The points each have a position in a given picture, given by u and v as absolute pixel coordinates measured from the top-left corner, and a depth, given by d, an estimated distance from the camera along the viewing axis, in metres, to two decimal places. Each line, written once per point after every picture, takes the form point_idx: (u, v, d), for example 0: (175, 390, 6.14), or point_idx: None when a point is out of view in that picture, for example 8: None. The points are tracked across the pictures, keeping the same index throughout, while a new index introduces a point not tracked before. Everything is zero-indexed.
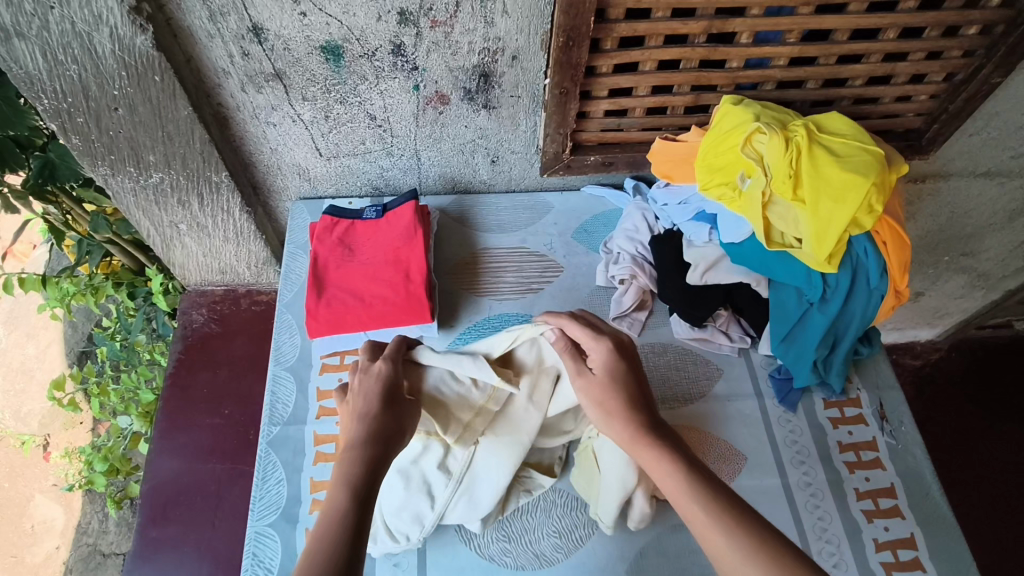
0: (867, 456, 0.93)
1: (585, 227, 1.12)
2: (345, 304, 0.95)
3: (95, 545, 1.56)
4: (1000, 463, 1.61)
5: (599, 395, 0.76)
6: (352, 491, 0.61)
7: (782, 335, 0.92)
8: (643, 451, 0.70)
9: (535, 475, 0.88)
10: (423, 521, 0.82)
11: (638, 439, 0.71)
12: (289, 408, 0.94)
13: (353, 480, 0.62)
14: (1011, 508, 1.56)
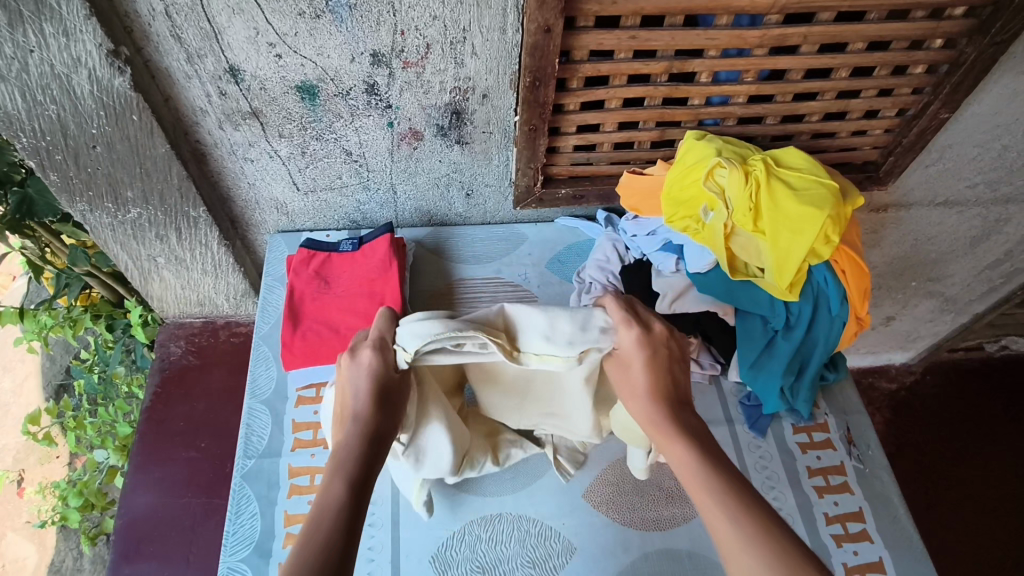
0: (835, 480, 0.96)
1: (559, 257, 1.15)
2: (320, 336, 0.97)
3: None
4: (977, 485, 1.63)
5: (636, 365, 0.75)
6: (348, 483, 0.62)
7: (750, 362, 0.94)
8: (665, 426, 0.71)
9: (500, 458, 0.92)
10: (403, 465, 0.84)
11: (665, 418, 0.72)
12: (263, 441, 0.95)
13: (349, 468, 0.64)
14: (989, 531, 1.57)
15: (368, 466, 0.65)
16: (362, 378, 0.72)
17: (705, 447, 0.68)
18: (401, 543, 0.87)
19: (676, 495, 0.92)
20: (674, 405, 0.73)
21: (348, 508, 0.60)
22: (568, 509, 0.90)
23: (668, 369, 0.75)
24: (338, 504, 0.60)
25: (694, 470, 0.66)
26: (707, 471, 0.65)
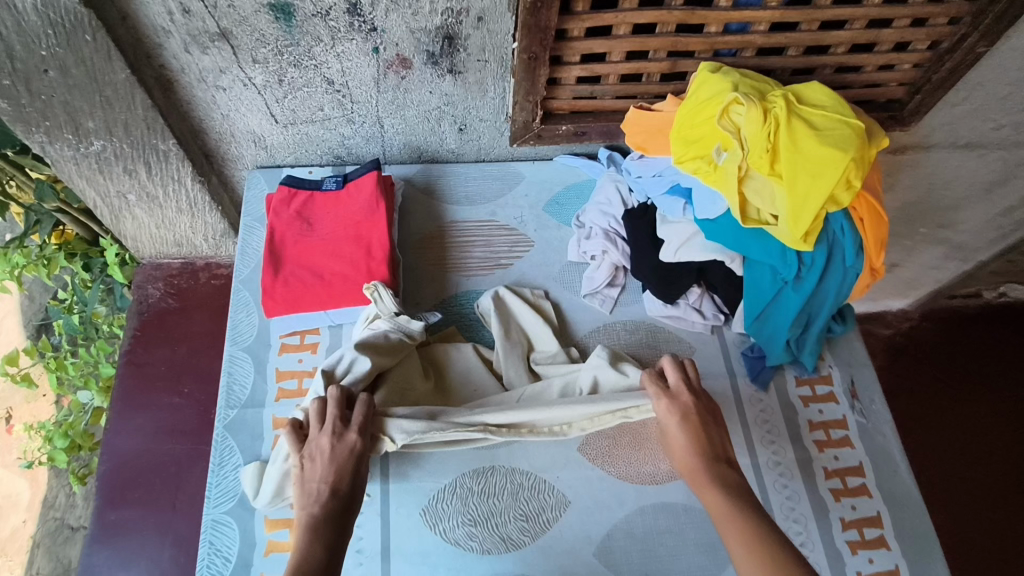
0: (836, 434, 0.93)
1: (557, 199, 1.08)
2: (302, 282, 0.91)
3: (62, 519, 1.53)
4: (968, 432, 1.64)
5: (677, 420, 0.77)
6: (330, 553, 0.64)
7: (754, 314, 0.90)
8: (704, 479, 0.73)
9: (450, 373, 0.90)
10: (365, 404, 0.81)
11: (705, 471, 0.74)
12: (246, 391, 0.91)
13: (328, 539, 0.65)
14: (977, 476, 1.59)
15: (336, 536, 0.66)
16: (337, 458, 0.71)
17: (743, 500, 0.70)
18: (390, 496, 0.84)
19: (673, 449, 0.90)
20: (711, 457, 0.75)
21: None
22: (562, 462, 0.88)
23: (709, 426, 0.77)
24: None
25: (730, 517, 0.69)
26: (740, 521, 0.68)
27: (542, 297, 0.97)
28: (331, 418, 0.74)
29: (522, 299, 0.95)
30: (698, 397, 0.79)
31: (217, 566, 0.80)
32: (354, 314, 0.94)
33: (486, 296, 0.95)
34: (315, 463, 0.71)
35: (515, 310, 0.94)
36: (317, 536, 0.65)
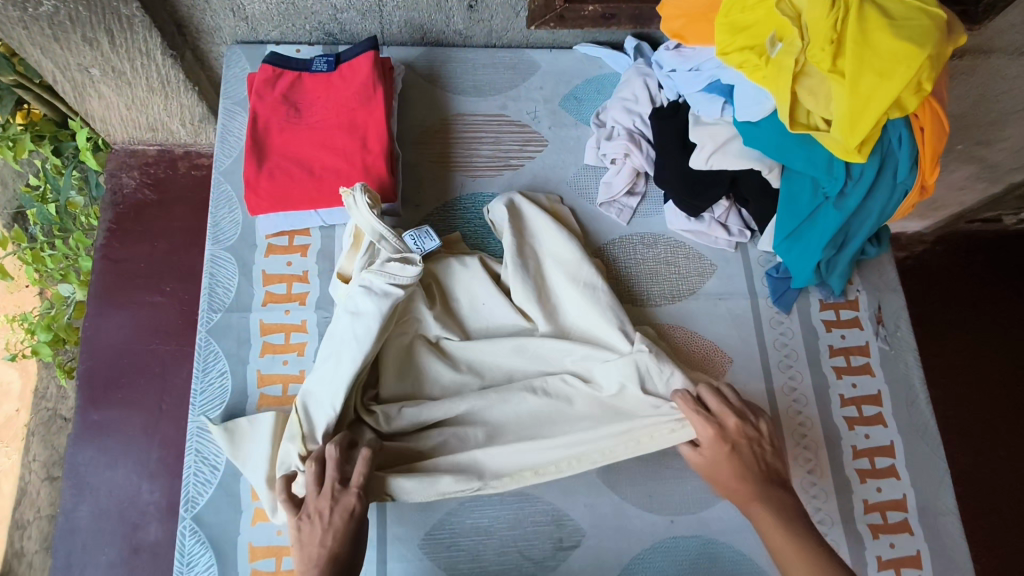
0: (856, 361, 0.89)
1: (575, 93, 0.97)
2: (291, 176, 0.80)
3: (54, 409, 1.48)
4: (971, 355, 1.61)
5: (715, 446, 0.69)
6: None
7: (786, 232, 0.82)
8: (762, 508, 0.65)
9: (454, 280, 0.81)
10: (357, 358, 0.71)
11: (762, 498, 0.66)
12: (230, 294, 0.84)
13: None
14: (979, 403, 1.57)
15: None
16: (332, 525, 0.63)
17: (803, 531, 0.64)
18: None
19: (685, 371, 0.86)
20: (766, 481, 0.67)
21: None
22: None
23: (761, 452, 0.69)
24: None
25: (792, 556, 0.62)
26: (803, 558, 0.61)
27: (558, 202, 0.89)
28: (326, 480, 0.65)
29: (552, 218, 0.84)
30: (751, 425, 0.69)
31: (204, 475, 0.77)
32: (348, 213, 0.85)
33: (500, 198, 0.86)
34: (310, 533, 0.63)
35: (529, 219, 0.85)
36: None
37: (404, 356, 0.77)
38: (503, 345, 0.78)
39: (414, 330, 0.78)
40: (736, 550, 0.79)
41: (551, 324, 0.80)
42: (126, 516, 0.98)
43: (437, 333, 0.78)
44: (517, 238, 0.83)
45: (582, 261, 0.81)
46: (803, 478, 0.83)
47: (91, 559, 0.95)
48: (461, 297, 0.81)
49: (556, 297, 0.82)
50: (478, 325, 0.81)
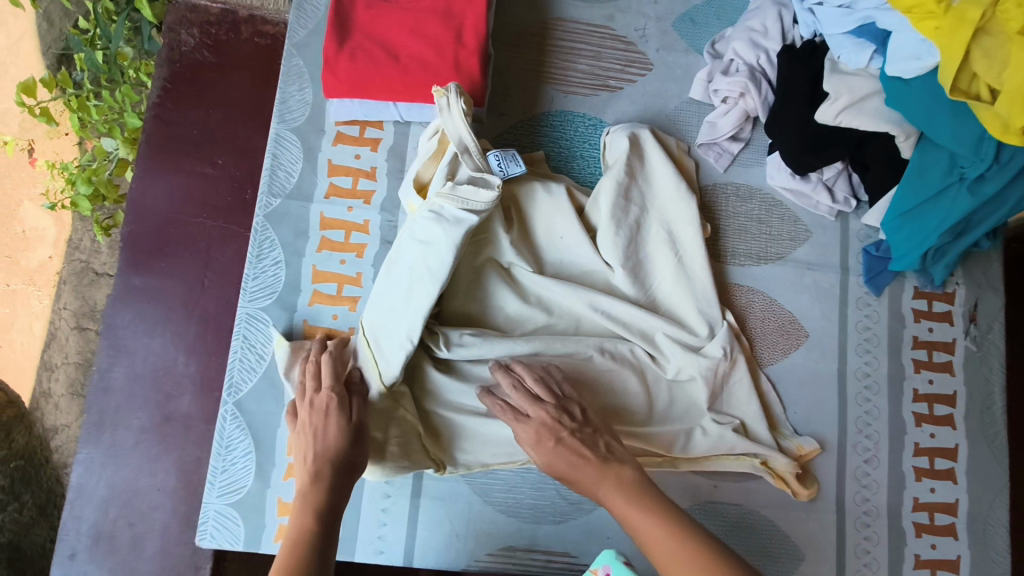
0: (938, 357, 0.83)
1: (692, 15, 0.86)
2: (374, 61, 0.72)
3: (88, 264, 1.44)
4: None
5: (546, 447, 0.63)
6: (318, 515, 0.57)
7: (900, 211, 0.74)
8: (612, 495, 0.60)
9: (535, 205, 0.76)
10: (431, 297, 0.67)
11: (605, 481, 0.61)
12: (292, 180, 0.78)
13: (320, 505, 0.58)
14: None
15: (334, 508, 0.58)
16: (328, 432, 0.62)
17: (656, 503, 0.58)
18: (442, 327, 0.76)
19: (757, 340, 0.81)
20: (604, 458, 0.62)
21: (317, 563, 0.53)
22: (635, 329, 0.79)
23: (588, 438, 0.64)
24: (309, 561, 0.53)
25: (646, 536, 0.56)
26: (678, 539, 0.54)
27: (687, 152, 0.82)
28: (309, 391, 0.65)
29: (676, 174, 0.78)
30: (569, 415, 0.65)
31: (249, 362, 0.75)
32: (426, 113, 0.77)
33: (625, 128, 0.79)
34: (306, 447, 0.62)
35: (648, 158, 0.79)
36: (304, 502, 0.58)
37: (474, 277, 0.74)
38: (580, 293, 0.75)
39: (488, 253, 0.74)
40: (776, 526, 0.77)
41: (631, 282, 0.76)
42: (160, 385, 0.97)
43: (510, 260, 0.74)
44: (626, 179, 0.77)
45: (692, 224, 0.77)
46: (856, 467, 0.80)
47: (123, 420, 0.96)
48: (540, 226, 0.76)
49: (645, 254, 0.77)
50: (553, 259, 0.77)
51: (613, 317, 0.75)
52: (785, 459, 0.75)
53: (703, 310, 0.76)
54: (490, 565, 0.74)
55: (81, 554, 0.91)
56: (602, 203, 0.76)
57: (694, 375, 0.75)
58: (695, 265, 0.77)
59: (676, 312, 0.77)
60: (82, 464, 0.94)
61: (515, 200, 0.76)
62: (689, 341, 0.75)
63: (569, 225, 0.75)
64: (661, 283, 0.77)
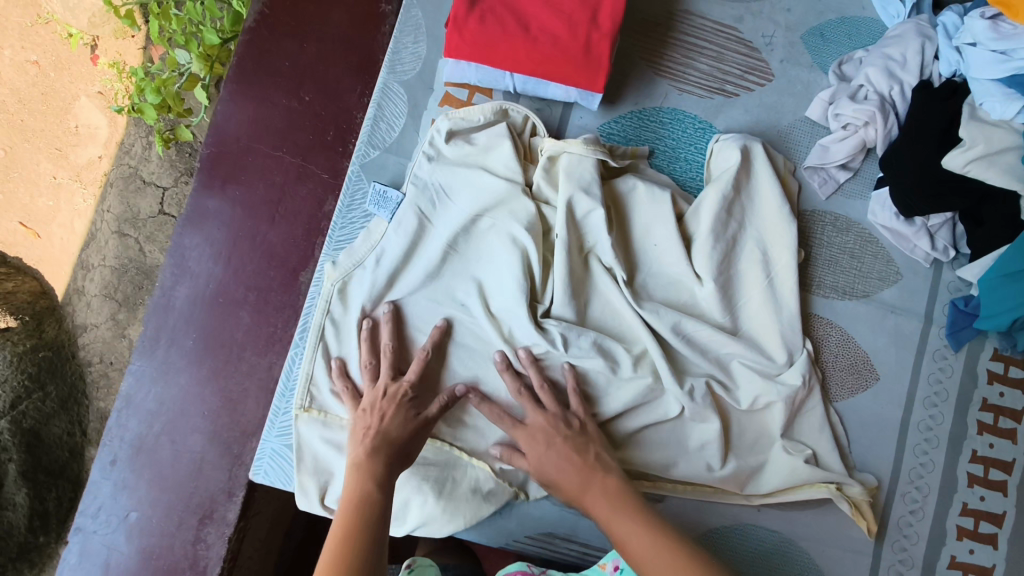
0: (1004, 423, 0.81)
1: (824, 30, 0.83)
2: (503, 26, 0.70)
3: (136, 169, 1.38)
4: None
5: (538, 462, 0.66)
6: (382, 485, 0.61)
7: (1005, 272, 0.72)
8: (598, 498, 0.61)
9: (635, 206, 0.75)
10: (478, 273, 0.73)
11: (591, 491, 0.62)
12: (392, 134, 0.77)
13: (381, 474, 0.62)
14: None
15: (390, 476, 0.62)
16: (396, 411, 0.66)
17: (642, 514, 0.59)
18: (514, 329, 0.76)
19: (828, 374, 0.79)
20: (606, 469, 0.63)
21: (375, 517, 0.57)
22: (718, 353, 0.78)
23: (580, 444, 0.65)
24: (362, 544, 0.54)
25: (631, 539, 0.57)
26: (663, 549, 0.55)
27: (793, 172, 0.80)
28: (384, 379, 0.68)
29: (781, 193, 0.76)
30: (566, 422, 0.67)
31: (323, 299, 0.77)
32: (539, 90, 0.75)
33: (737, 138, 0.77)
34: (369, 424, 0.65)
35: (756, 171, 0.77)
36: (368, 473, 0.61)
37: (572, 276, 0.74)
38: (667, 315, 0.73)
39: (585, 250, 0.74)
40: (811, 560, 0.76)
41: (719, 295, 0.75)
42: (217, 311, 0.97)
43: (610, 261, 0.73)
44: (731, 194, 0.75)
45: (787, 249, 0.76)
46: (900, 516, 0.79)
47: (177, 339, 0.97)
48: (637, 226, 0.76)
49: (736, 270, 0.76)
50: (646, 264, 0.76)
51: (699, 340, 0.74)
52: (859, 487, 0.75)
53: (785, 344, 0.75)
54: (525, 546, 0.75)
55: (121, 460, 0.93)
56: (704, 214, 0.75)
57: (771, 402, 0.74)
58: (785, 290, 0.76)
59: (757, 339, 0.76)
60: (134, 374, 0.96)
61: (613, 188, 0.76)
62: (771, 368, 0.74)
63: (665, 231, 0.75)
64: (748, 305, 0.76)
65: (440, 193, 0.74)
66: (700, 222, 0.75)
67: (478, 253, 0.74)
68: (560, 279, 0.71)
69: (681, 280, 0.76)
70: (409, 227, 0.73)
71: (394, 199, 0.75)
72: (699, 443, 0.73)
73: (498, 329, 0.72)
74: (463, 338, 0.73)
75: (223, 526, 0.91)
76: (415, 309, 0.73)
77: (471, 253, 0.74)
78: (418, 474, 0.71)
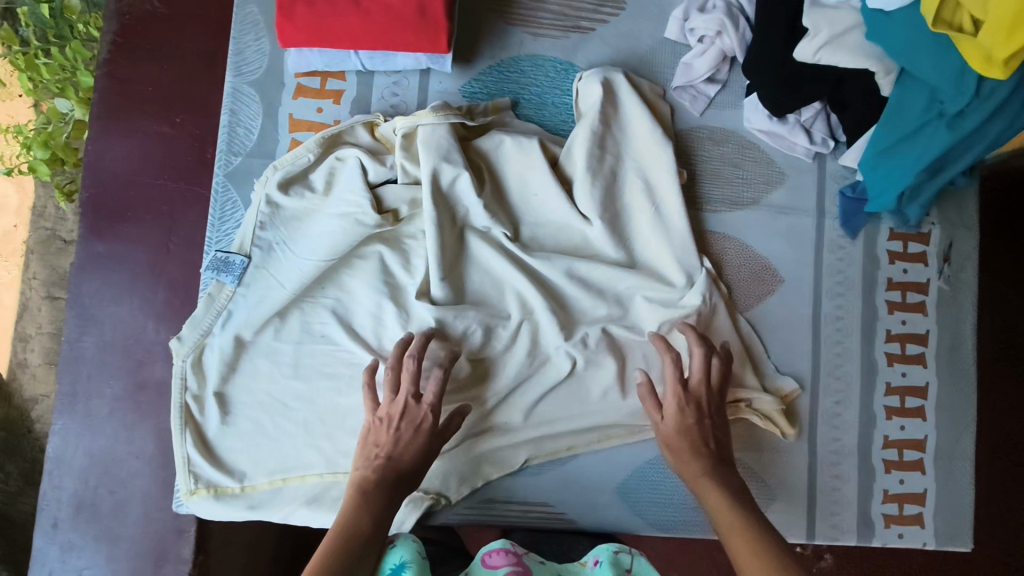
0: (912, 298, 0.83)
1: None
2: (332, 3, 0.67)
3: (53, 232, 1.30)
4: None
5: (674, 429, 0.69)
6: (378, 519, 0.61)
7: (881, 149, 0.73)
8: (711, 489, 0.65)
9: (505, 162, 0.75)
10: (353, 265, 0.74)
11: (715, 474, 0.66)
12: (252, 138, 0.75)
13: (377, 505, 0.62)
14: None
15: (388, 506, 0.62)
16: (414, 437, 0.66)
17: (746, 502, 0.63)
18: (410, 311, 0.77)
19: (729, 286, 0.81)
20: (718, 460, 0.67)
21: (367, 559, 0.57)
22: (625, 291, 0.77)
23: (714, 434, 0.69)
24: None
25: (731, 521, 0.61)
26: (747, 531, 0.59)
27: (661, 96, 0.80)
28: (405, 391, 0.67)
29: (651, 119, 0.77)
30: (705, 403, 0.70)
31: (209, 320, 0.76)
32: (388, 60, 0.74)
33: (597, 72, 0.77)
34: (380, 444, 0.65)
35: (622, 103, 0.77)
36: (367, 504, 0.61)
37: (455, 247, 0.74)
38: (559, 262, 0.74)
39: (461, 219, 0.74)
40: (749, 469, 0.78)
41: (607, 231, 0.75)
42: (133, 352, 0.95)
43: (486, 225, 0.74)
44: (601, 128, 0.75)
45: (667, 172, 0.76)
46: (828, 408, 0.81)
47: (95, 390, 0.94)
48: (512, 181, 0.76)
49: (622, 205, 0.77)
50: (528, 216, 0.76)
51: (593, 280, 0.75)
52: (772, 400, 0.77)
53: (681, 264, 0.76)
54: (466, 515, 0.77)
55: (64, 523, 0.91)
56: (578, 156, 0.75)
57: (674, 327, 0.75)
58: (672, 214, 0.76)
59: (654, 266, 0.77)
60: (59, 434, 0.93)
61: (476, 148, 0.75)
62: (669, 291, 0.75)
63: (540, 181, 0.75)
64: (637, 237, 0.77)
65: (284, 248, 0.74)
66: (574, 162, 0.75)
67: (335, 287, 0.74)
68: (431, 252, 0.72)
69: (566, 225, 0.76)
70: (281, 232, 0.74)
71: (237, 263, 0.74)
72: (601, 393, 0.75)
73: (369, 347, 0.73)
74: (361, 322, 0.74)
75: (181, 564, 0.89)
76: (308, 312, 0.74)
77: (323, 289, 0.74)
78: (328, 512, 0.73)
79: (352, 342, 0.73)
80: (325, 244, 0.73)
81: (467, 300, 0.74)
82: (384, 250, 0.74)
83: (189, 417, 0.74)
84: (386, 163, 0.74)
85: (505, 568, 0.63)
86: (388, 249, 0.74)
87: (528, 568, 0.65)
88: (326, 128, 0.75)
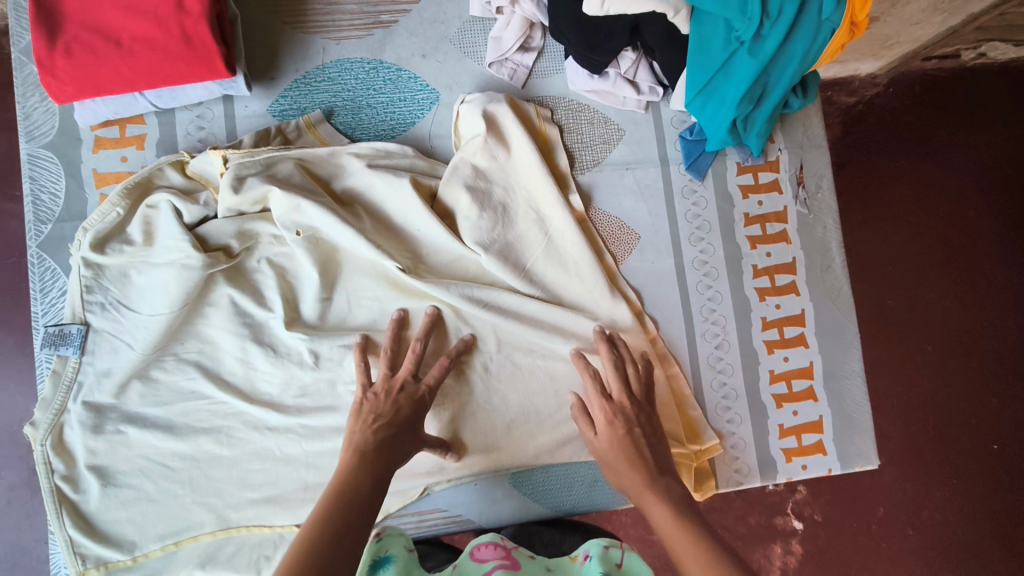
0: (772, 229, 0.82)
1: None
2: (95, 52, 0.63)
3: None
4: (987, 210, 1.03)
5: (610, 440, 0.64)
6: (379, 476, 0.56)
7: (698, 89, 0.71)
8: (653, 505, 0.58)
9: (373, 202, 0.74)
10: (208, 316, 0.71)
11: (650, 488, 0.60)
12: (58, 203, 0.73)
13: (380, 462, 0.57)
14: (959, 305, 1.01)
15: (389, 463, 0.58)
16: (414, 407, 0.63)
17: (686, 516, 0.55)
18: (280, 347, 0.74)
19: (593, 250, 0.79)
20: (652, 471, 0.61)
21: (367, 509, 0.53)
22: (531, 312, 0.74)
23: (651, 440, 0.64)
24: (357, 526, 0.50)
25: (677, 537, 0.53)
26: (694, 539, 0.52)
27: (548, 119, 0.78)
28: (405, 367, 0.66)
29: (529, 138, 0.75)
30: (636, 412, 0.66)
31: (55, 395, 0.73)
32: (177, 95, 0.71)
33: (480, 99, 0.75)
34: (380, 406, 0.62)
35: (506, 130, 0.76)
36: (367, 461, 0.57)
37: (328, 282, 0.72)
38: (453, 288, 0.71)
39: (336, 255, 0.73)
40: None
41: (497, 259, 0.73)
42: None
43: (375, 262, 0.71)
44: (482, 158, 0.74)
45: (542, 177, 0.75)
46: (709, 355, 0.79)
47: None
48: (393, 219, 0.74)
49: (513, 233, 0.75)
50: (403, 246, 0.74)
51: (494, 306, 0.72)
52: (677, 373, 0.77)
53: (554, 260, 0.75)
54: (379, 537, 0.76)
55: None
56: (459, 194, 0.73)
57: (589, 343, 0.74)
58: (566, 241, 0.75)
59: (556, 288, 0.75)
60: None
61: (330, 188, 0.73)
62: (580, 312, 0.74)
63: (405, 209, 0.73)
64: (534, 261, 0.75)
65: (120, 307, 0.70)
66: (455, 194, 0.73)
67: (195, 339, 0.71)
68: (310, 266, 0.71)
69: (457, 262, 0.74)
70: (117, 289, 0.70)
71: (73, 333, 0.69)
72: (511, 422, 0.72)
73: (241, 391, 0.71)
74: (225, 367, 0.71)
75: None
76: (160, 370, 0.71)
77: (183, 343, 0.71)
78: (225, 570, 0.70)
79: (220, 390, 0.70)
80: (160, 294, 0.69)
81: (340, 331, 0.72)
82: (231, 291, 0.70)
83: (62, 498, 0.68)
84: (198, 201, 0.72)
85: (492, 560, 0.63)
86: (237, 290, 0.71)
87: (516, 562, 0.64)
88: (131, 177, 0.73)
